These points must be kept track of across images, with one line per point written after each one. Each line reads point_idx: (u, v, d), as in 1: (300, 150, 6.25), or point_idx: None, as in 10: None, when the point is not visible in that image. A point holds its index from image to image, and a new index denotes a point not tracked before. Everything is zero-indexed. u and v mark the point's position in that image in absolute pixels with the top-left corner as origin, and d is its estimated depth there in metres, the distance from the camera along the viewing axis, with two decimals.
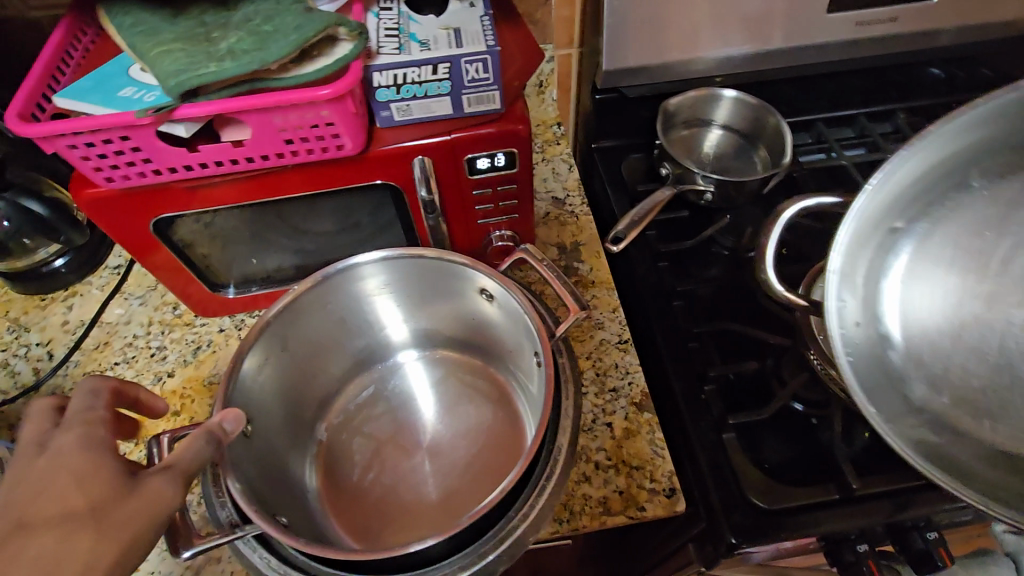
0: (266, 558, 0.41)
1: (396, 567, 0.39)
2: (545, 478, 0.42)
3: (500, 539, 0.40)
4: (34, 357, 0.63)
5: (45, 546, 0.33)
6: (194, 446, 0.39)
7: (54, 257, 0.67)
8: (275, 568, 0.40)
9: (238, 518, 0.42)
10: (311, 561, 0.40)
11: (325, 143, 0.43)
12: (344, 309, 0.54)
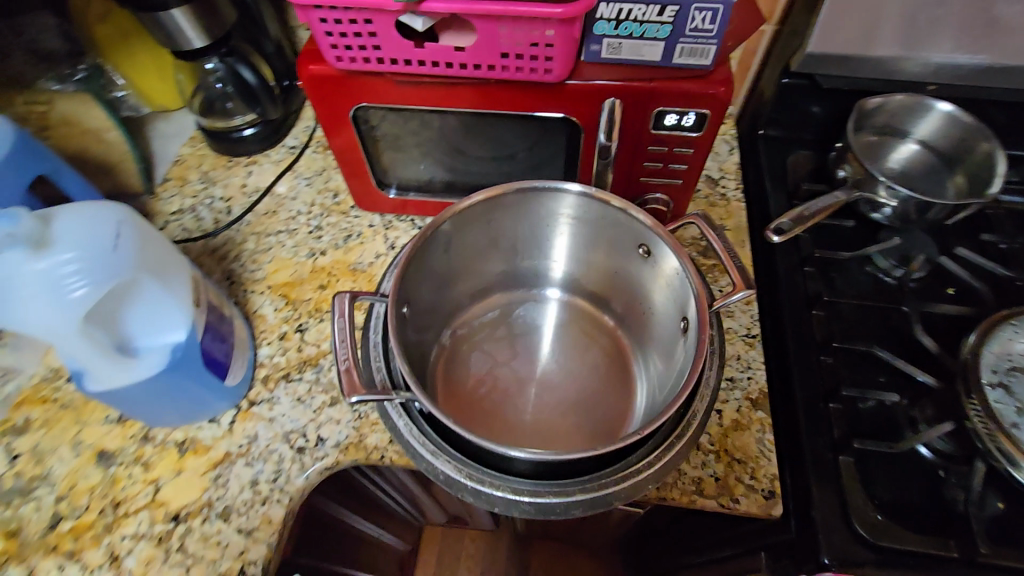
0: (408, 425, 0.46)
1: (518, 471, 0.44)
2: (675, 436, 0.46)
3: (621, 476, 0.44)
4: (216, 209, 0.73)
5: None
6: None
7: (246, 126, 0.76)
8: (416, 436, 0.46)
9: (389, 383, 0.47)
10: (442, 446, 0.45)
11: (536, 64, 0.45)
12: (502, 228, 0.55)
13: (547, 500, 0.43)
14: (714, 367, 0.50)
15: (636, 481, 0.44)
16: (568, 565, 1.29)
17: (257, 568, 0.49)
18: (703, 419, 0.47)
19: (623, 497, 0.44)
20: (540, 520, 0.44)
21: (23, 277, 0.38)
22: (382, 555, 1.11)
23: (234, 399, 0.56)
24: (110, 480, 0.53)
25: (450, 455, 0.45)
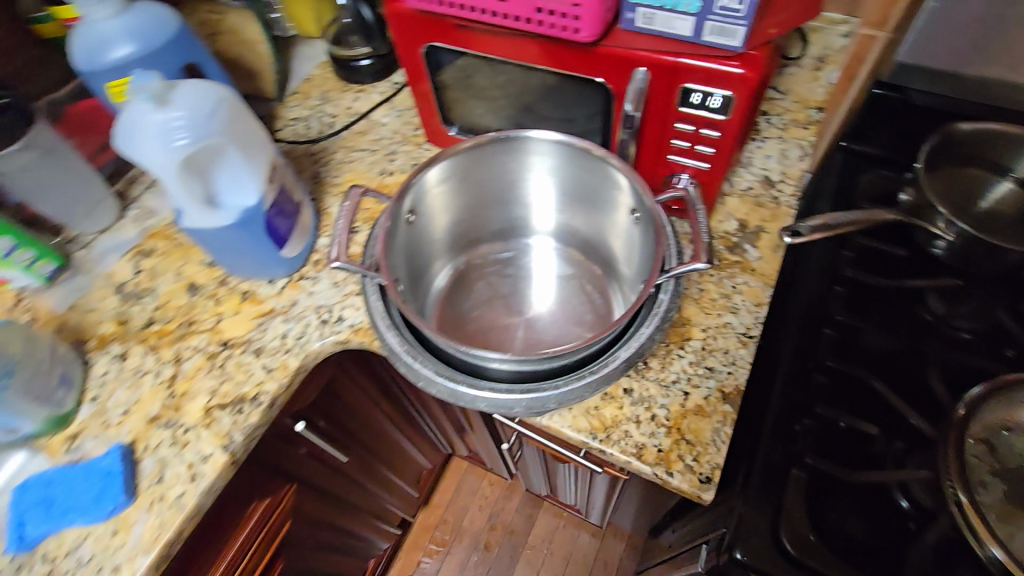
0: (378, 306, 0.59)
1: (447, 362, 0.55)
2: (587, 372, 0.56)
3: (529, 392, 0.54)
4: (323, 122, 0.87)
5: None
6: None
7: (363, 57, 0.88)
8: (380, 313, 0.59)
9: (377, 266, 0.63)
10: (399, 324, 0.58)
11: (565, 22, 0.51)
12: (517, 172, 0.61)
13: (460, 387, 0.54)
14: (650, 328, 0.59)
15: (536, 396, 0.54)
16: (565, 543, 1.30)
17: (266, 398, 0.61)
18: (618, 366, 0.57)
19: (523, 408, 0.54)
20: (447, 402, 0.54)
21: (148, 125, 0.53)
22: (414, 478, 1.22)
23: (291, 270, 0.69)
24: (192, 304, 0.68)
25: (398, 333, 0.57)
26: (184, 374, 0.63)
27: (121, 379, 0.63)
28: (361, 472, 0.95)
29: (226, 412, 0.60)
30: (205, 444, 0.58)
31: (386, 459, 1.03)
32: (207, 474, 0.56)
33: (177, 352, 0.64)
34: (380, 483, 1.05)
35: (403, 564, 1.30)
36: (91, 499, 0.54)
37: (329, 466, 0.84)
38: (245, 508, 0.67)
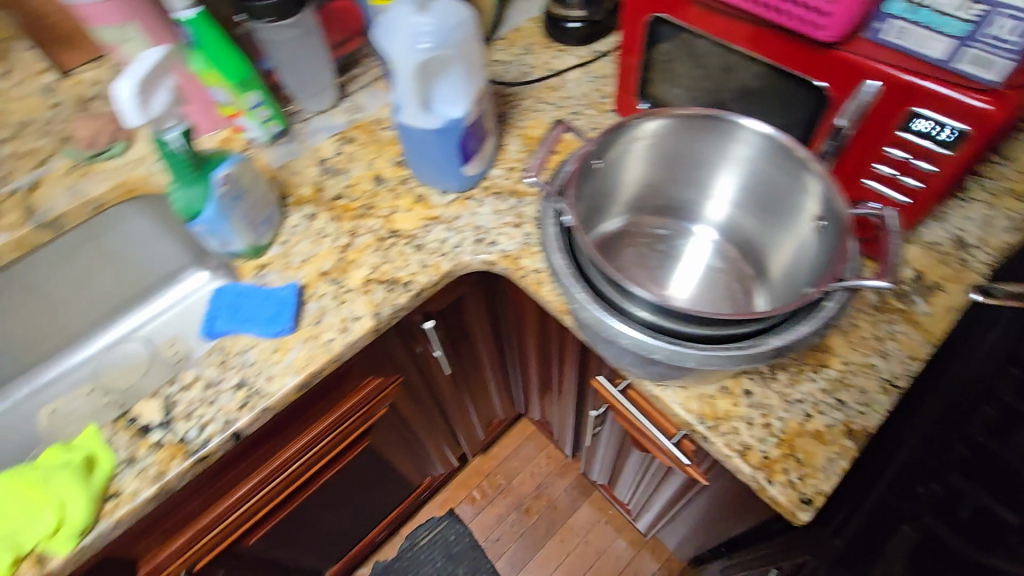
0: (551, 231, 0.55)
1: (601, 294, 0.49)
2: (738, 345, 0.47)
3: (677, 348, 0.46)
4: (521, 70, 0.93)
5: (236, 471, 0.67)
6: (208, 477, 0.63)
7: (573, 20, 0.93)
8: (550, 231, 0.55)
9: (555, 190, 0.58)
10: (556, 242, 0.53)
11: (810, 17, 0.51)
12: (707, 153, 0.61)
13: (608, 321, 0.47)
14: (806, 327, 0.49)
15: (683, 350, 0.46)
16: (601, 541, 1.30)
17: (416, 287, 0.67)
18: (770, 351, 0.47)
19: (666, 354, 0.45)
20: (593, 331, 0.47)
21: (403, 25, 0.61)
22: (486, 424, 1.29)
23: (462, 187, 0.75)
24: (375, 192, 0.77)
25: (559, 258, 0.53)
26: (355, 247, 0.71)
27: (307, 234, 0.73)
28: (450, 394, 1.02)
29: (381, 287, 0.67)
30: (359, 307, 0.66)
31: (472, 393, 1.10)
32: (355, 331, 0.64)
33: (354, 228, 0.74)
34: (461, 411, 1.12)
35: (447, 497, 1.37)
36: (266, 318, 0.64)
37: (431, 375, 0.91)
38: (363, 377, 0.75)
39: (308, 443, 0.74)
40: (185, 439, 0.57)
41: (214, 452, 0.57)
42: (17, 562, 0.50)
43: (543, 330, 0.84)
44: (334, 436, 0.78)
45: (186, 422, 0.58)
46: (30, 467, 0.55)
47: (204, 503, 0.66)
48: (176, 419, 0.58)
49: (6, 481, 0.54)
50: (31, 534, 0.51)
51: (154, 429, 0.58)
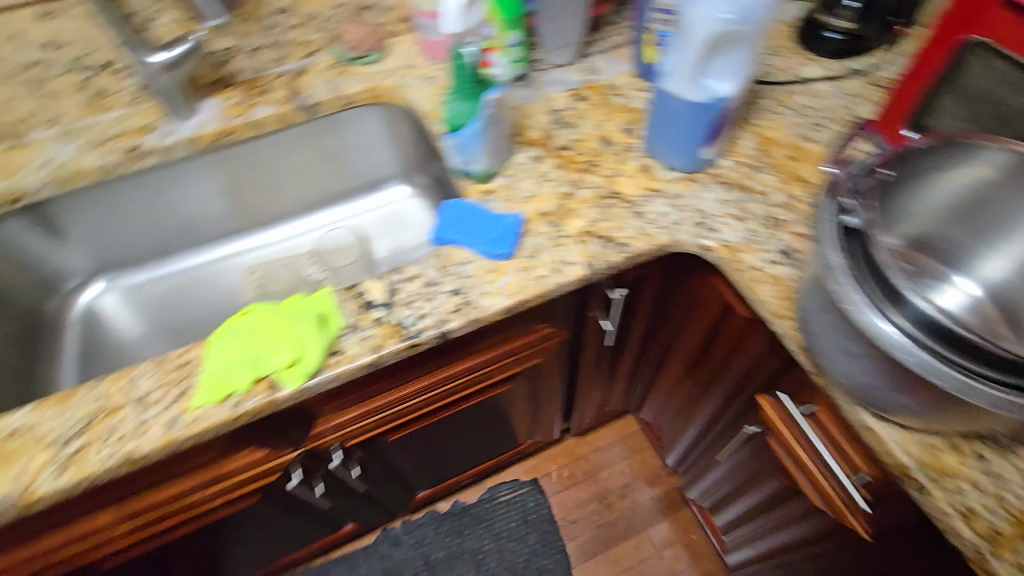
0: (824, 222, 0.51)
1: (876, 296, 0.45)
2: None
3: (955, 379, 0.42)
4: (765, 69, 0.89)
5: (412, 368, 0.74)
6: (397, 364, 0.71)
7: (834, 30, 0.88)
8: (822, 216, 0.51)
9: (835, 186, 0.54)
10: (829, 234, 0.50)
11: None
12: (1004, 197, 0.56)
13: (881, 325, 0.44)
14: None
15: (965, 381, 0.42)
16: (676, 563, 1.26)
17: (631, 251, 0.67)
18: None
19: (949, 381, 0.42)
20: (862, 330, 0.45)
21: None
22: (596, 411, 1.29)
23: (687, 169, 0.74)
24: (601, 152, 0.78)
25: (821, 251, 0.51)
26: (576, 198, 0.72)
27: (530, 174, 0.75)
28: (588, 369, 1.04)
29: (598, 241, 0.68)
30: (573, 254, 0.67)
31: (606, 375, 1.10)
32: (567, 275, 0.65)
33: (577, 180, 0.75)
34: (584, 389, 1.13)
35: (535, 465, 1.39)
36: (490, 238, 0.67)
37: (588, 344, 0.93)
38: (539, 321, 0.78)
39: (473, 363, 0.78)
40: (402, 323, 0.62)
41: (424, 342, 0.61)
42: (256, 381, 0.57)
43: (713, 338, 0.82)
44: (492, 368, 0.83)
45: (405, 309, 0.63)
46: (278, 307, 0.62)
47: (382, 382, 0.73)
48: (397, 304, 0.64)
49: (260, 312, 0.62)
50: (274, 361, 0.58)
51: (376, 306, 0.64)
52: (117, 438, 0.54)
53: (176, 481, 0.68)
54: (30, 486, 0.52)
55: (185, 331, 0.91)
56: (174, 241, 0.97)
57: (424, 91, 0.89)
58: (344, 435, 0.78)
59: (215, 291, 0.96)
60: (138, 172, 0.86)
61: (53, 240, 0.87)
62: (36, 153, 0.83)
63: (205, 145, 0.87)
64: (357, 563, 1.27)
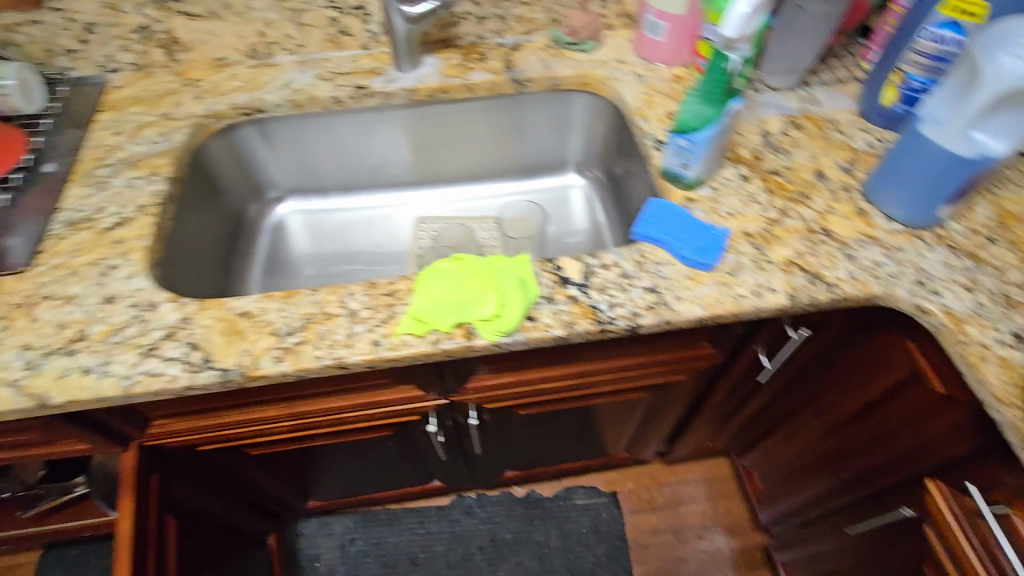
0: None
1: None
2: None
3: None
4: None
5: (576, 357, 0.74)
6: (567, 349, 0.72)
7: None
8: None
9: None
10: None
11: None
12: None
13: None
14: None
15: None
16: None
17: (839, 293, 0.64)
18: None
19: None
20: None
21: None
22: (696, 446, 1.25)
23: (910, 224, 0.69)
24: (815, 185, 0.74)
25: None
26: (784, 226, 0.69)
27: (737, 191, 0.73)
28: (713, 401, 1.01)
29: (804, 274, 0.65)
30: (776, 281, 0.64)
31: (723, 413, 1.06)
32: (768, 302, 0.63)
33: (787, 208, 0.71)
34: (699, 421, 1.10)
35: (614, 478, 1.37)
36: (695, 246, 0.66)
37: (730, 376, 0.90)
38: (700, 340, 0.77)
39: (625, 365, 0.78)
40: (596, 307, 0.63)
41: (614, 330, 0.62)
42: (456, 326, 0.61)
43: (875, 408, 0.77)
44: (638, 376, 0.83)
45: (599, 294, 0.64)
46: (485, 261, 0.65)
47: (540, 360, 0.74)
48: (592, 287, 0.64)
49: (469, 263, 0.65)
50: (475, 311, 0.61)
51: (572, 284, 0.65)
52: (329, 343, 0.61)
53: (333, 397, 0.74)
54: (256, 363, 0.60)
55: (361, 261, 1.02)
56: (361, 178, 1.07)
57: (633, 88, 0.89)
58: (482, 398, 0.80)
59: (389, 232, 1.06)
60: (357, 110, 0.95)
61: (271, 154, 0.98)
62: (278, 74, 0.94)
63: (420, 98, 0.94)
64: (430, 519, 1.32)
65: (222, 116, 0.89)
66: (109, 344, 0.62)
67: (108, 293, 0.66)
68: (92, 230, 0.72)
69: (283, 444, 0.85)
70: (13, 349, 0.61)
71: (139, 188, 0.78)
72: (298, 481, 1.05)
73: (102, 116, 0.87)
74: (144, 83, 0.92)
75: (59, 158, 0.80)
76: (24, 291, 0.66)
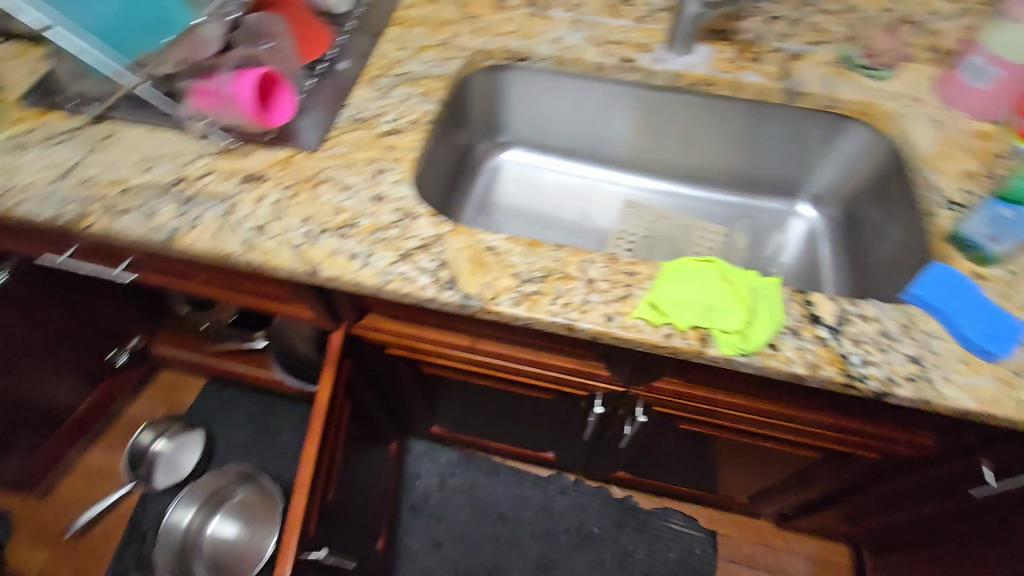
0: None
1: None
2: None
3: None
4: None
5: (776, 393, 0.71)
6: (772, 385, 0.70)
7: None
8: None
9: None
10: None
11: None
12: None
13: None
14: None
15: None
16: None
17: None
18: None
19: None
20: None
21: None
22: (823, 524, 1.16)
23: None
24: None
25: None
26: None
27: None
28: (879, 497, 0.91)
29: None
30: None
31: (878, 508, 0.96)
32: None
33: None
34: (842, 505, 1.01)
35: (717, 517, 1.32)
36: (981, 330, 0.58)
37: (923, 479, 0.80)
38: (920, 427, 0.72)
39: (828, 426, 0.74)
40: (847, 357, 0.58)
41: (862, 389, 0.56)
42: (692, 327, 0.60)
43: None
44: (824, 438, 0.77)
45: (853, 344, 0.58)
46: (736, 273, 0.63)
47: (746, 389, 0.72)
48: (846, 335, 0.59)
49: (719, 270, 0.64)
50: (719, 321, 0.59)
51: (823, 325, 0.60)
52: (564, 302, 0.63)
53: (535, 348, 0.78)
54: (496, 298, 0.63)
55: (565, 224, 1.04)
56: (584, 146, 1.08)
57: (928, 133, 0.80)
58: (665, 402, 0.80)
59: (595, 206, 1.06)
60: (614, 81, 0.94)
61: (517, 102, 1.02)
62: (550, 28, 0.95)
63: (682, 85, 0.92)
64: (526, 483, 1.36)
65: (492, 55, 0.92)
66: (373, 238, 0.68)
67: (378, 192, 0.73)
68: (371, 131, 0.79)
69: (451, 372, 0.91)
70: (297, 217, 0.70)
71: (414, 103, 0.84)
72: (435, 406, 1.12)
73: (391, 29, 0.94)
74: (431, 7, 0.98)
75: (353, 59, 0.88)
76: (311, 168, 0.75)
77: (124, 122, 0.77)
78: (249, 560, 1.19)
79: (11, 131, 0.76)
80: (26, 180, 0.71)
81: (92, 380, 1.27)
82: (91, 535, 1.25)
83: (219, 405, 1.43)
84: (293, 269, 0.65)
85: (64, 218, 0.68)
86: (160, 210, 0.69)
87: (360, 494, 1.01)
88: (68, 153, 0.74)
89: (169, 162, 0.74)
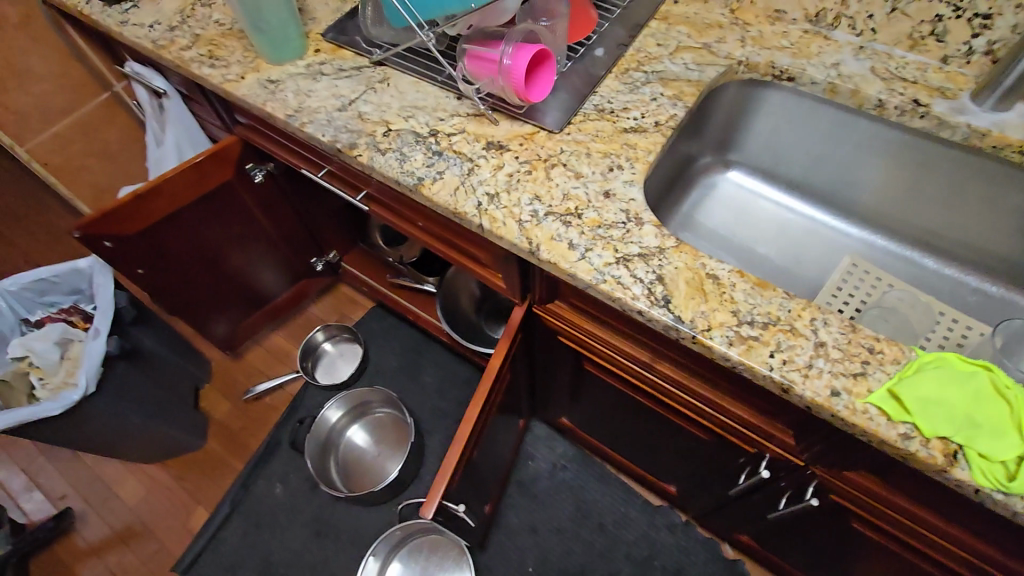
0: None
1: None
2: None
3: None
4: None
5: (999, 537, 0.60)
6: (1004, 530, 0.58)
7: None
8: None
9: None
10: None
11: None
12: None
13: None
14: None
15: None
16: None
17: None
18: None
19: None
20: None
21: None
22: None
23: None
24: None
25: None
26: None
27: None
28: None
29: None
30: None
31: None
32: None
33: None
34: None
35: None
36: None
37: None
38: None
39: None
40: None
41: None
42: (940, 439, 0.53)
43: None
44: None
45: None
46: (1008, 393, 0.55)
47: (960, 517, 0.62)
48: None
49: (985, 383, 0.56)
50: (977, 442, 0.53)
51: None
52: (785, 358, 0.58)
53: (718, 389, 0.73)
54: (709, 331, 0.60)
55: (772, 263, 0.93)
56: (819, 187, 0.97)
57: None
58: (847, 494, 0.71)
59: (813, 254, 0.94)
60: (890, 123, 0.83)
61: (761, 122, 0.94)
62: (830, 50, 0.86)
63: (981, 146, 0.78)
64: (634, 504, 1.31)
65: (755, 68, 0.86)
66: (595, 233, 0.68)
67: (608, 188, 0.72)
68: (614, 124, 0.78)
69: (612, 378, 0.89)
70: (527, 193, 0.71)
71: (662, 105, 0.80)
72: (574, 401, 1.12)
73: (653, 23, 0.91)
74: (699, 6, 0.93)
75: (609, 47, 0.87)
76: (549, 148, 0.76)
77: (398, 69, 0.85)
78: (372, 475, 1.33)
79: (312, 58, 0.88)
80: (316, 105, 0.82)
81: (294, 277, 1.47)
82: (261, 403, 1.47)
83: (380, 329, 1.57)
84: (514, 243, 0.68)
85: (338, 143, 0.77)
86: (413, 157, 0.75)
87: (489, 458, 1.05)
88: (350, 88, 0.83)
89: (427, 113, 0.80)
